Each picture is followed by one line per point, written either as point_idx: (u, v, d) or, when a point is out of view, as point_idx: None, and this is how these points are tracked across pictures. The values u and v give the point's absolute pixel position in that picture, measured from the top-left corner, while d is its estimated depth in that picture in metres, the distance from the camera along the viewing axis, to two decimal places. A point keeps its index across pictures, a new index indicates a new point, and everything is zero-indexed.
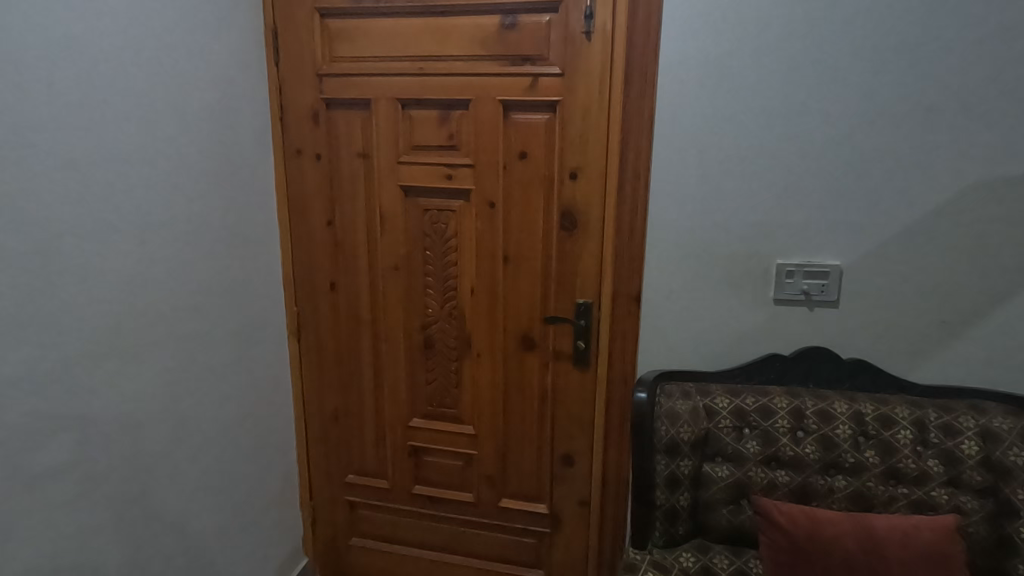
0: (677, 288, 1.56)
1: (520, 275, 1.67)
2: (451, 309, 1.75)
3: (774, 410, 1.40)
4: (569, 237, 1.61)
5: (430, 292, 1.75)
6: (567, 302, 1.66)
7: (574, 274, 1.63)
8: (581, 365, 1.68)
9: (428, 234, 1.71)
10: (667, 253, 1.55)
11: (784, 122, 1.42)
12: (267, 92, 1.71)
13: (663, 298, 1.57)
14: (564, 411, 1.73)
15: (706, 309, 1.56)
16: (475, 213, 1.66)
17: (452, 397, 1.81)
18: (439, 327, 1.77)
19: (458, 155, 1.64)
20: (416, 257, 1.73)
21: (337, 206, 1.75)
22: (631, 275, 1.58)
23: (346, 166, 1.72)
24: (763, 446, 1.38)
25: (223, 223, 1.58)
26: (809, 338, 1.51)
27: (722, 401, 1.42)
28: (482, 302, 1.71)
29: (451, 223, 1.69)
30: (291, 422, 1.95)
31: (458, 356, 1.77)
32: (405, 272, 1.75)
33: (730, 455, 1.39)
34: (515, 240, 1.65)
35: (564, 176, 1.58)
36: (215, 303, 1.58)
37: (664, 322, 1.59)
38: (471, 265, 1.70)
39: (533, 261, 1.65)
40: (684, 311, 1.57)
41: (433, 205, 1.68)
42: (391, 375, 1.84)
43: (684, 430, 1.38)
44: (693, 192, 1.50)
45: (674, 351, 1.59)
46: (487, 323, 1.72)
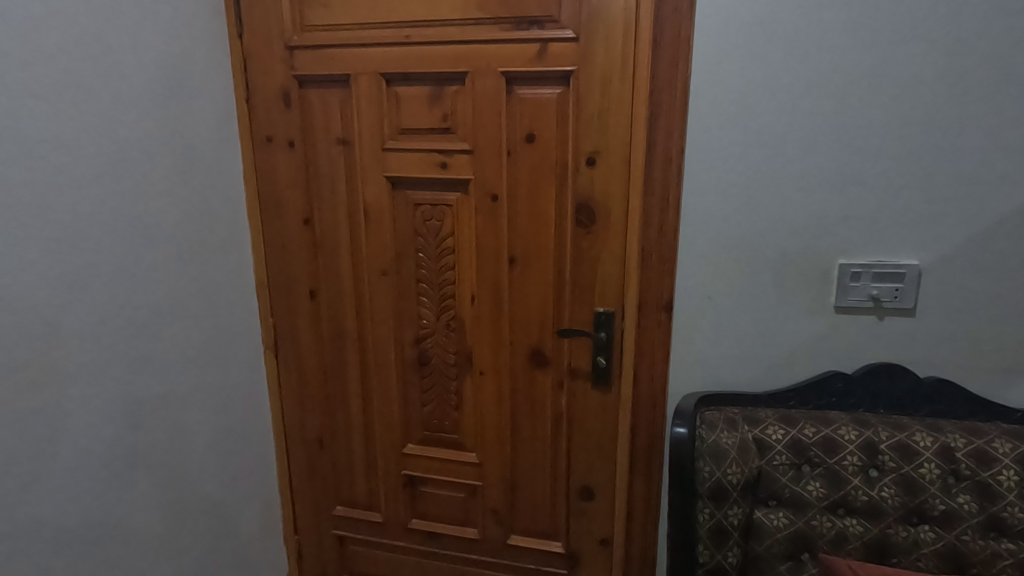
0: (718, 295, 1.30)
1: (528, 280, 1.42)
2: (449, 321, 1.50)
3: (841, 443, 1.15)
4: (586, 235, 1.36)
5: (425, 301, 1.50)
6: (585, 311, 1.41)
7: (593, 279, 1.38)
8: (601, 384, 1.43)
9: (421, 234, 1.46)
10: (706, 253, 1.29)
11: (852, 91, 1.16)
12: (230, 69, 1.46)
13: (700, 306, 1.32)
14: (581, 437, 1.49)
15: (751, 320, 1.30)
16: (474, 209, 1.41)
17: (452, 420, 1.57)
18: (435, 341, 1.53)
19: (454, 140, 1.39)
20: (407, 260, 1.49)
21: (315, 202, 1.51)
22: (661, 280, 1.32)
23: (323, 154, 1.47)
24: (829, 488, 1.14)
25: (183, 227, 1.34)
26: (877, 352, 1.26)
27: (776, 433, 1.17)
28: (485, 312, 1.47)
29: (447, 219, 1.44)
30: (271, 449, 1.72)
31: (458, 373, 1.53)
32: (394, 278, 1.50)
33: (788, 500, 1.15)
34: (521, 240, 1.40)
35: (580, 162, 1.33)
36: (175, 323, 1.33)
37: (700, 335, 1.33)
38: (470, 269, 1.45)
39: (544, 264, 1.40)
40: (725, 323, 1.32)
41: (426, 200, 1.43)
42: (382, 396, 1.60)
43: (731, 471, 1.14)
44: (737, 178, 1.24)
45: (712, 369, 1.34)
46: (490, 336, 1.48)
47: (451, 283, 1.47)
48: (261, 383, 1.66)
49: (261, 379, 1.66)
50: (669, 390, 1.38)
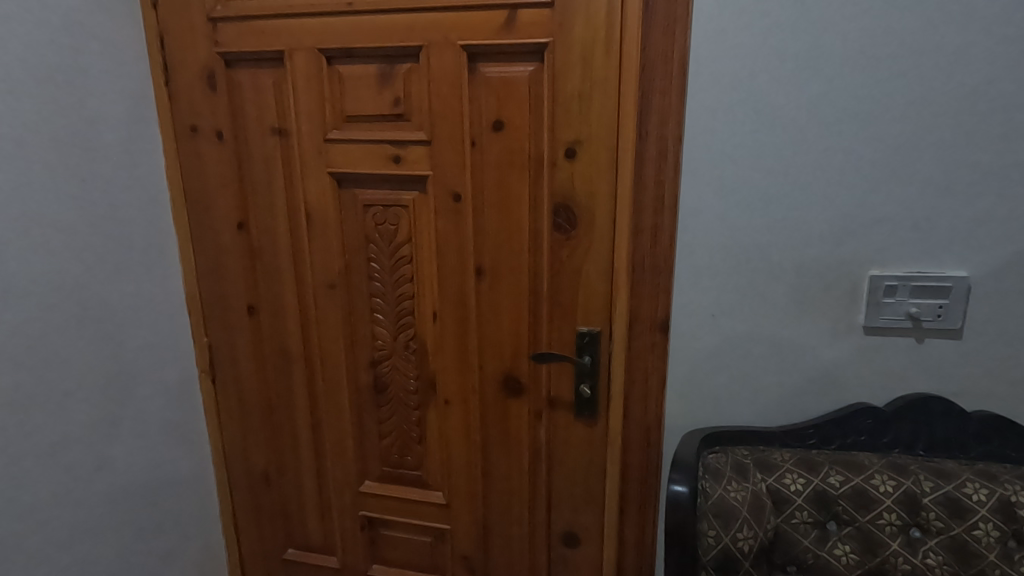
0: (724, 313, 1.09)
1: (499, 294, 1.20)
2: (407, 342, 1.28)
3: (874, 497, 0.94)
4: (567, 241, 1.14)
5: (379, 319, 1.29)
6: (566, 331, 1.19)
7: (574, 293, 1.17)
8: (585, 416, 1.22)
9: (373, 240, 1.24)
10: (709, 262, 1.07)
11: (887, 65, 0.94)
12: (144, 46, 1.23)
13: (702, 326, 1.10)
14: (563, 476, 1.28)
15: (763, 341, 1.09)
16: (434, 210, 1.19)
17: (414, 455, 1.36)
18: (392, 365, 1.31)
19: (408, 129, 1.16)
20: (359, 271, 1.27)
21: (250, 203, 1.29)
22: (655, 293, 1.11)
23: (257, 146, 1.25)
24: (861, 553, 0.94)
25: (84, 235, 1.12)
26: (914, 382, 1.05)
27: (795, 483, 0.97)
28: (449, 332, 1.25)
29: (402, 222, 1.22)
30: (212, 487, 1.50)
31: (420, 402, 1.31)
32: (342, 292, 1.28)
33: (811, 567, 0.95)
34: (489, 247, 1.18)
35: (558, 154, 1.11)
36: (74, 350, 1.11)
37: (703, 359, 1.12)
38: (430, 281, 1.24)
39: (517, 276, 1.19)
40: (732, 346, 1.10)
41: (377, 200, 1.21)
42: (334, 427, 1.39)
43: (743, 535, 0.93)
44: (748, 173, 1.02)
45: (716, 400, 1.13)
46: (456, 360, 1.26)
47: (408, 297, 1.26)
48: (197, 412, 1.44)
49: (198, 408, 1.44)
50: (664, 423, 1.17)
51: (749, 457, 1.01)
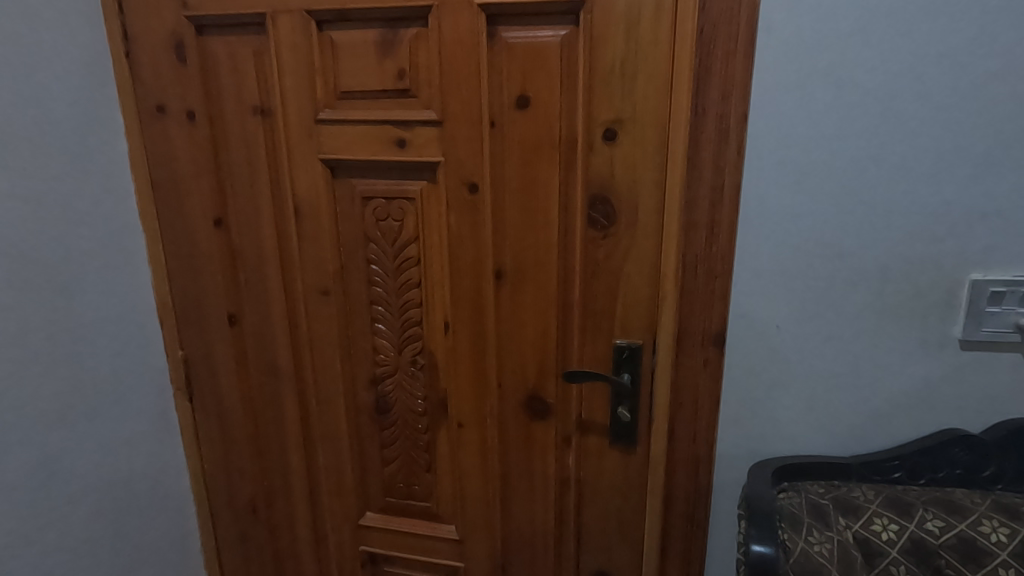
0: (791, 324, 0.92)
1: (523, 303, 1.03)
2: (414, 357, 1.11)
3: (984, 547, 0.80)
4: (603, 240, 0.97)
5: (381, 330, 1.11)
6: (601, 344, 1.03)
7: (611, 301, 1.00)
8: (622, 442, 1.05)
9: (374, 239, 1.06)
10: (775, 265, 0.90)
11: (1007, 25, 0.77)
12: (99, 10, 1.04)
13: (764, 340, 0.94)
14: (596, 509, 1.11)
15: (837, 358, 0.92)
16: (445, 204, 1.01)
17: (423, 484, 1.19)
18: (396, 383, 1.13)
19: (414, 107, 0.98)
20: (358, 275, 1.09)
21: (229, 195, 1.10)
22: (709, 303, 0.93)
23: (236, 129, 1.06)
24: None
25: (27, 234, 0.94)
26: (1018, 406, 0.89)
27: (886, 530, 0.83)
28: (463, 346, 1.07)
29: (408, 218, 1.04)
30: (191, 518, 1.33)
31: (429, 425, 1.14)
32: (337, 299, 1.11)
33: None
34: (511, 248, 1.01)
35: (594, 136, 0.93)
36: (12, 374, 0.94)
37: (764, 379, 0.95)
38: (440, 288, 1.06)
39: (543, 281, 1.01)
40: (800, 363, 0.94)
41: (378, 192, 1.03)
42: (329, 453, 1.21)
43: None
44: (826, 157, 0.85)
45: (779, 425, 0.97)
46: (472, 378, 1.09)
47: (415, 306, 1.08)
48: (172, 435, 1.26)
49: (173, 431, 1.26)
50: (715, 452, 1.00)
51: (828, 498, 0.87)
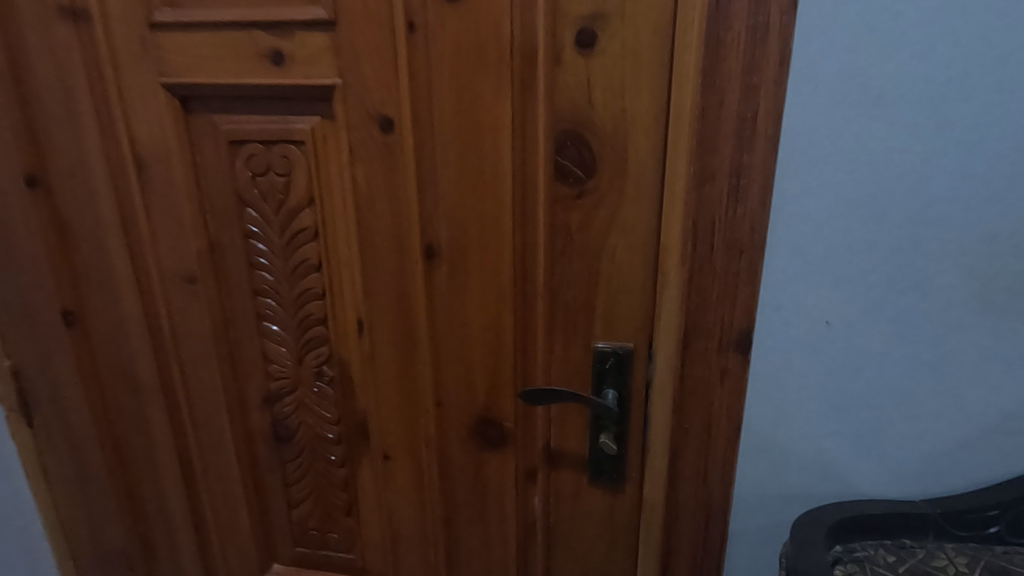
0: (849, 319, 0.63)
1: (466, 292, 0.73)
2: (319, 367, 0.80)
3: None
4: (577, 201, 0.67)
5: (274, 331, 0.80)
6: (575, 349, 0.73)
7: (589, 289, 0.70)
8: (605, 479, 0.77)
9: (251, 204, 0.74)
10: (829, 235, 0.61)
11: None
12: None
13: (809, 342, 0.65)
14: (571, 564, 0.83)
15: (911, 365, 0.64)
16: (347, 151, 0.69)
17: (343, 530, 0.90)
18: (299, 403, 0.83)
19: (293, 3, 0.65)
20: (234, 255, 0.77)
21: (41, 142, 0.76)
22: (731, 291, 0.64)
23: (40, 42, 0.72)
24: None
25: None
26: None
27: None
28: (385, 352, 0.77)
29: (297, 173, 0.72)
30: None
31: (346, 456, 0.85)
32: (206, 290, 0.79)
33: None
34: (446, 214, 0.70)
35: (564, 44, 0.62)
36: None
37: (806, 397, 0.67)
38: (348, 272, 0.75)
39: (493, 261, 0.71)
40: (857, 375, 0.65)
41: (251, 134, 0.71)
42: (218, 495, 0.91)
43: None
44: (918, 65, 0.55)
45: (823, 457, 0.69)
46: (399, 396, 0.79)
47: (316, 298, 0.77)
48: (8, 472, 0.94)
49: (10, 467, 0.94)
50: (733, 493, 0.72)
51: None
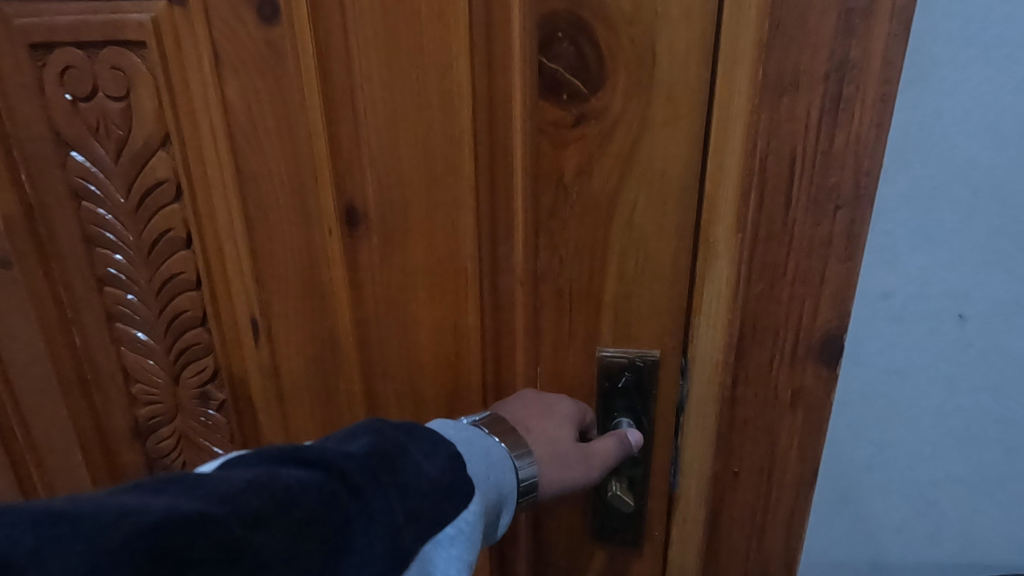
0: (991, 319, 0.43)
1: (406, 278, 0.49)
2: (203, 388, 0.56)
3: None
4: (574, 133, 0.42)
5: (132, 337, 0.55)
6: (570, 362, 0.49)
7: (593, 273, 0.46)
8: (613, 543, 0.54)
9: (76, 145, 0.49)
10: (970, 191, 0.40)
11: None
12: None
13: (934, 349, 0.45)
14: None
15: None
16: (209, 56, 0.43)
17: None
18: (179, 438, 0.58)
19: None
20: (61, 225, 0.52)
21: None
22: (815, 268, 0.40)
23: None
24: None
25: None
26: None
27: None
28: (295, 368, 0.53)
29: (138, 96, 0.46)
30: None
31: None
32: (23, 279, 0.53)
33: None
34: (371, 158, 0.45)
35: None
36: None
37: (910, 426, 0.47)
38: (230, 252, 0.50)
39: (446, 232, 0.47)
40: (987, 395, 0.45)
41: (59, 30, 0.45)
42: None
43: None
44: None
45: (939, 508, 0.50)
46: (317, 430, 0.55)
47: (190, 288, 0.52)
48: None
49: None
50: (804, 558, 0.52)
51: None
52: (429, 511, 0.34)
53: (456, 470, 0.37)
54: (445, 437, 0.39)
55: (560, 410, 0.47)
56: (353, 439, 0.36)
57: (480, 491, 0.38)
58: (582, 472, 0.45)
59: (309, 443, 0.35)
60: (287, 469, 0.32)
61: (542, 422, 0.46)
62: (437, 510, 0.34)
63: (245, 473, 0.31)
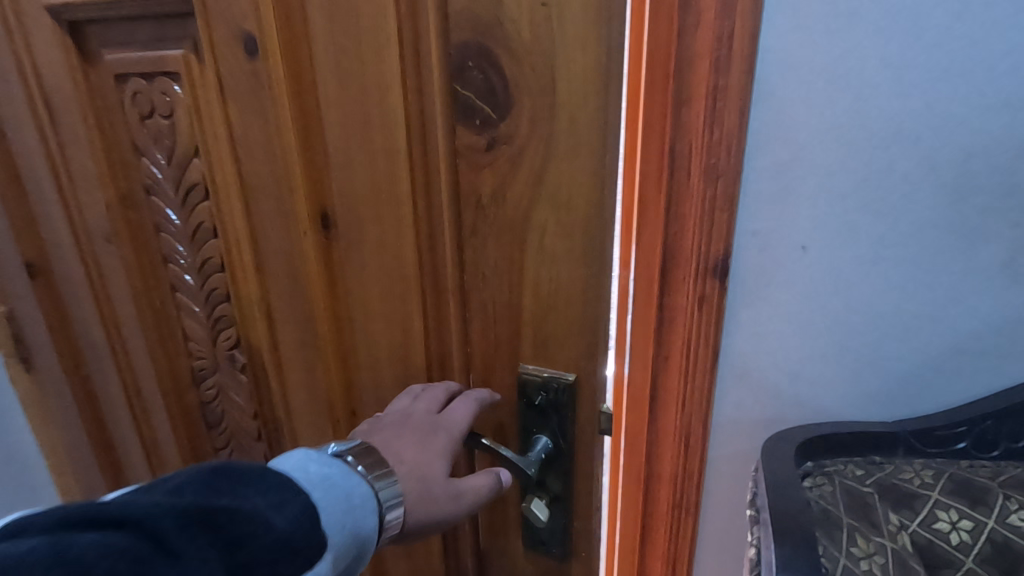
0: (845, 230, 0.42)
1: (363, 271, 0.54)
2: (232, 350, 0.68)
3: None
4: (487, 157, 0.44)
5: (187, 302, 0.69)
6: (497, 376, 0.51)
7: (512, 293, 0.47)
8: (545, 554, 0.54)
9: (145, 151, 0.62)
10: (825, 99, 0.39)
11: None
12: None
13: (806, 277, 0.44)
14: None
15: (955, 255, 0.42)
16: (216, 84, 0.53)
17: None
18: (220, 387, 0.72)
19: None
20: (143, 213, 0.67)
21: None
22: (707, 224, 0.43)
23: None
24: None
25: None
26: None
27: (955, 530, 0.38)
28: (288, 343, 0.62)
29: (178, 113, 0.58)
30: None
31: (269, 455, 0.71)
32: (119, 253, 0.69)
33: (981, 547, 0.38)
34: (333, 169, 0.52)
35: None
36: None
37: (780, 339, 0.46)
38: (238, 241, 0.60)
39: (392, 239, 0.51)
40: (850, 303, 0.44)
41: (132, 65, 0.58)
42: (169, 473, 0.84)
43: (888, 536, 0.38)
44: None
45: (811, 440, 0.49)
46: (308, 396, 0.64)
47: (218, 268, 0.64)
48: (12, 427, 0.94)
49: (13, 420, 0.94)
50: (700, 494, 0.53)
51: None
52: (262, 565, 0.31)
53: (309, 520, 0.34)
54: (297, 480, 0.36)
55: (435, 443, 0.46)
56: (180, 490, 0.32)
57: (336, 543, 0.35)
58: (442, 511, 0.44)
59: (117, 497, 0.31)
60: (88, 531, 0.29)
61: (413, 453, 0.44)
62: (281, 559, 0.32)
63: (27, 542, 0.27)
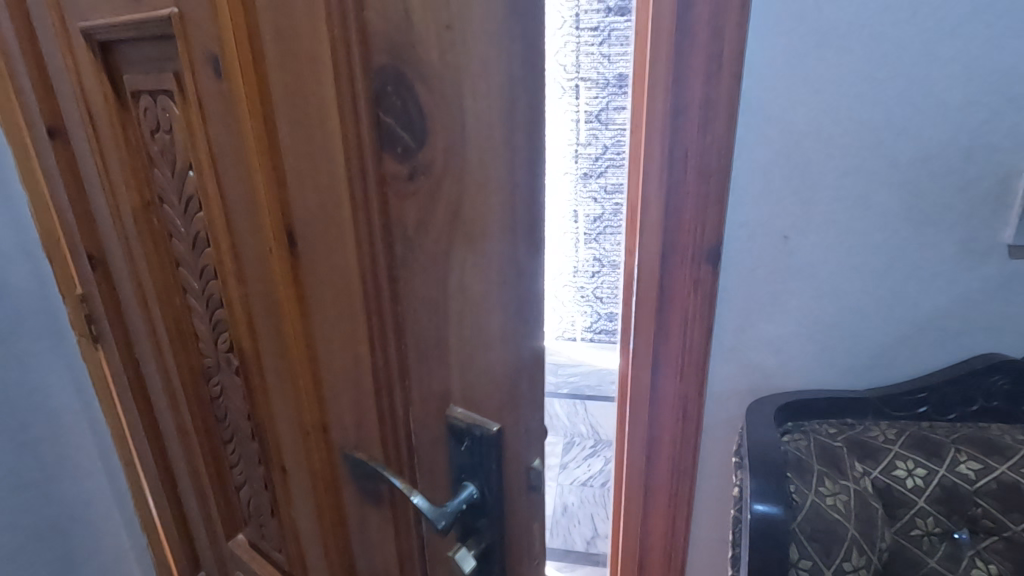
0: (800, 232, 0.89)
1: (319, 291, 0.54)
2: (228, 352, 0.71)
3: (964, 491, 0.78)
4: (410, 187, 0.41)
5: (195, 301, 0.73)
6: (432, 411, 0.48)
7: (440, 330, 0.44)
8: None
9: (157, 162, 0.66)
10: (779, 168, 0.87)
11: None
12: None
13: (777, 254, 0.91)
14: None
15: (862, 255, 0.89)
16: (197, 102, 0.55)
17: (270, 527, 0.81)
18: (222, 384, 0.75)
19: None
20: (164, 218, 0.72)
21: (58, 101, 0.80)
22: None
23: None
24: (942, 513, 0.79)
25: None
26: None
27: (911, 475, 0.81)
28: (265, 352, 0.63)
29: (176, 128, 0.61)
30: (98, 504, 1.13)
31: (260, 452, 0.74)
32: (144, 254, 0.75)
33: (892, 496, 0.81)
34: (291, 189, 0.51)
35: None
36: None
37: (764, 283, 0.93)
38: (225, 251, 0.62)
39: (338, 262, 0.50)
40: (800, 271, 0.91)
41: (144, 83, 0.62)
42: (194, 454, 0.90)
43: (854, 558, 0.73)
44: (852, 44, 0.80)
45: (779, 343, 0.96)
46: (282, 407, 0.64)
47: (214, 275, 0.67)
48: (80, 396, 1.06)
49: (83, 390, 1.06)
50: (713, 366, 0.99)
51: (853, 515, 0.76)
52: None
53: None
54: None
55: None
56: None
57: None
58: None
59: None
60: None
61: None
62: None
63: None
